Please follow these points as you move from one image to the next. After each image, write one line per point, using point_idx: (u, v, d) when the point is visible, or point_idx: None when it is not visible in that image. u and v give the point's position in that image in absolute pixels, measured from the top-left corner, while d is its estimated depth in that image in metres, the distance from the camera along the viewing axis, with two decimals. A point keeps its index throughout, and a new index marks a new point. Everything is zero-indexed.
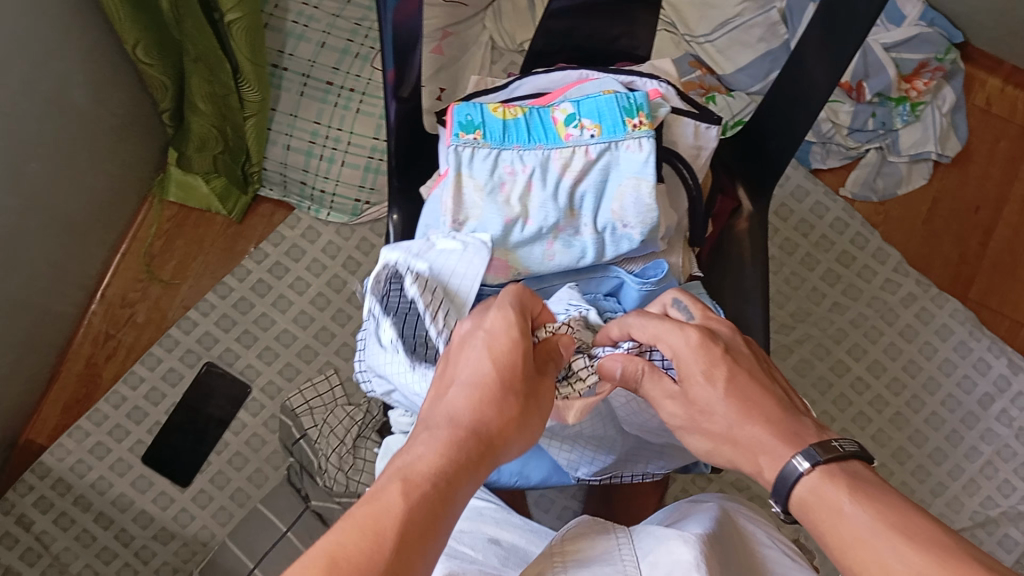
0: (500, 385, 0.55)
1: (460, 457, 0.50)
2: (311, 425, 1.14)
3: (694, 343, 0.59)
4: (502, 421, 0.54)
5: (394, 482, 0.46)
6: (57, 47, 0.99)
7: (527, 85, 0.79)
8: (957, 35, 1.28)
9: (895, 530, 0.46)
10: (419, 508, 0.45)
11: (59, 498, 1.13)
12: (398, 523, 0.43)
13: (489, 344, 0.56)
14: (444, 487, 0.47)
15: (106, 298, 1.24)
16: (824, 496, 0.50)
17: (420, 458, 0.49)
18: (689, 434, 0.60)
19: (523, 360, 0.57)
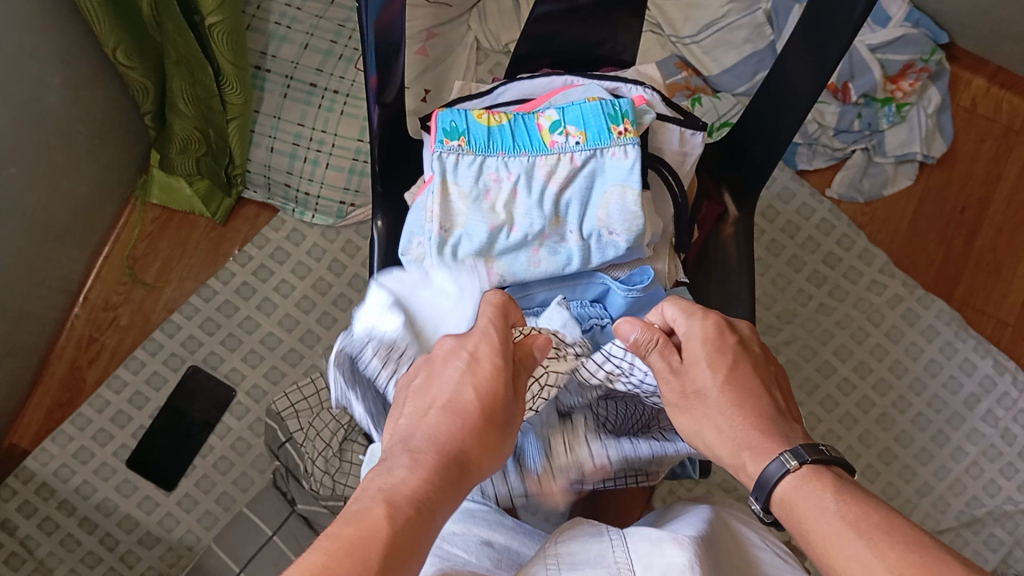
0: (480, 412, 0.53)
1: (441, 485, 0.49)
2: (297, 429, 1.11)
3: (710, 327, 0.60)
4: (478, 448, 0.53)
5: (377, 504, 0.46)
6: (34, 49, 0.98)
7: (511, 91, 0.78)
8: (941, 36, 1.27)
9: (878, 529, 0.45)
10: (400, 535, 0.45)
11: (42, 502, 1.12)
12: (383, 550, 0.43)
13: (471, 369, 0.55)
14: (424, 514, 0.47)
15: (89, 300, 1.23)
16: (807, 494, 0.50)
17: (401, 482, 0.48)
18: (677, 412, 0.58)
19: (505, 386, 0.55)
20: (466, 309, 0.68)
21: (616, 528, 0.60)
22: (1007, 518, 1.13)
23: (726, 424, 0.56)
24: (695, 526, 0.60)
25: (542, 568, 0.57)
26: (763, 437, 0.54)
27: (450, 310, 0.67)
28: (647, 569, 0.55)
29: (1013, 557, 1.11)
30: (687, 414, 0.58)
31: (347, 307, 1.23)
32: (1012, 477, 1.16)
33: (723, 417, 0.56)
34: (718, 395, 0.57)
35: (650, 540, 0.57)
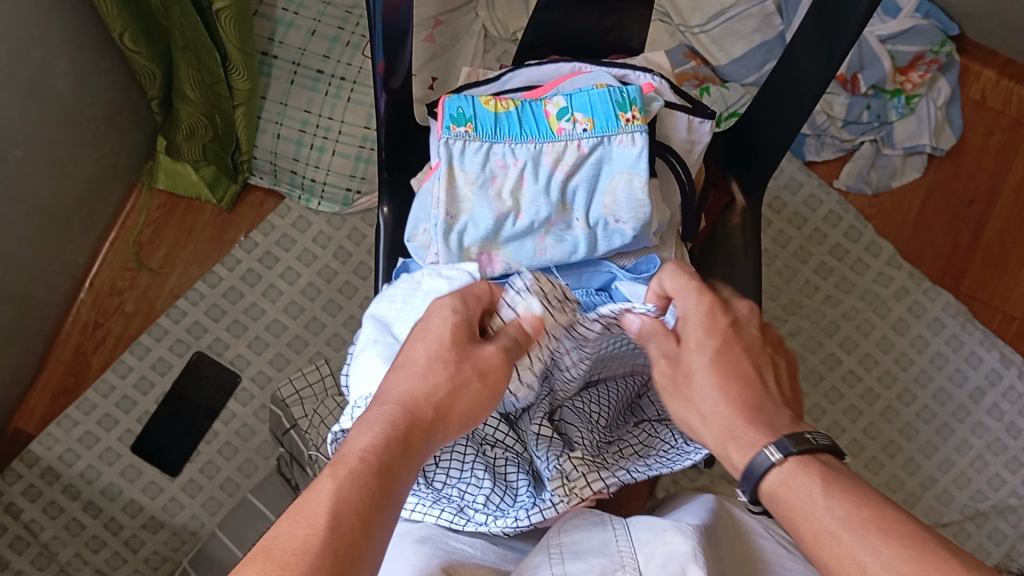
0: (425, 364, 0.54)
1: (389, 429, 0.50)
2: (302, 416, 1.07)
3: (703, 304, 0.59)
4: (430, 388, 0.53)
5: (326, 467, 0.47)
6: (41, 33, 0.98)
7: (519, 77, 0.78)
8: (952, 27, 1.27)
9: (869, 524, 0.45)
10: (347, 485, 0.46)
11: (47, 486, 1.12)
12: (327, 504, 0.44)
13: (420, 330, 0.57)
14: (376, 462, 0.48)
15: (95, 286, 1.23)
16: (796, 488, 0.49)
17: (353, 443, 0.49)
18: (669, 397, 0.58)
19: (453, 331, 0.56)
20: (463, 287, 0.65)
21: (619, 516, 0.60)
22: (1011, 512, 1.13)
23: (710, 409, 0.56)
24: (698, 515, 0.60)
25: (545, 559, 0.57)
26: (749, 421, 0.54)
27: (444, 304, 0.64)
28: (650, 558, 0.56)
29: (1017, 551, 1.11)
30: (676, 395, 0.58)
31: (352, 295, 1.23)
32: (1016, 471, 1.15)
33: (699, 396, 0.56)
34: (709, 380, 0.56)
35: (653, 529, 0.57)
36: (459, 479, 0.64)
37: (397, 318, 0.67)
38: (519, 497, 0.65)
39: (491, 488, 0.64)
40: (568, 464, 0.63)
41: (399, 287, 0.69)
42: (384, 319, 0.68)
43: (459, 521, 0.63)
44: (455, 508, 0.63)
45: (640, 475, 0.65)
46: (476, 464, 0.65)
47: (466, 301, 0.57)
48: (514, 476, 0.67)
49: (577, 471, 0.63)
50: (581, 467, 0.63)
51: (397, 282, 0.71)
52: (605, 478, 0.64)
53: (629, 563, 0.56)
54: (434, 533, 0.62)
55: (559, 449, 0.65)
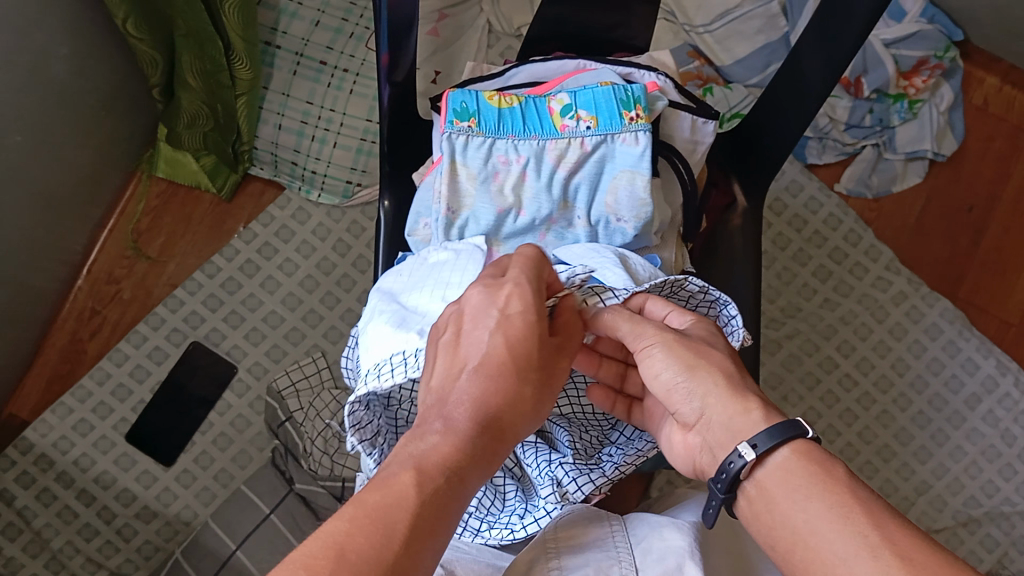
0: (514, 371, 0.54)
1: (467, 445, 0.51)
2: (297, 408, 1.11)
3: (705, 326, 0.60)
4: (512, 410, 0.54)
5: (405, 472, 0.48)
6: (40, 20, 0.98)
7: (524, 73, 0.78)
8: (956, 33, 1.27)
9: (882, 516, 0.47)
10: (430, 504, 0.47)
11: (41, 473, 1.12)
12: (407, 521, 0.46)
13: (506, 327, 0.54)
14: (451, 478, 0.49)
15: (92, 273, 1.22)
16: (814, 465, 0.51)
17: (430, 450, 0.50)
18: (656, 354, 0.57)
19: (540, 345, 0.55)
20: (470, 271, 0.65)
21: (614, 513, 0.63)
22: (1003, 519, 1.13)
23: (712, 391, 0.56)
24: (696, 514, 0.64)
25: (541, 554, 0.60)
26: (759, 409, 0.54)
27: (455, 273, 0.65)
28: (647, 553, 0.60)
29: (1008, 558, 1.11)
30: (688, 358, 0.57)
31: (350, 288, 1.23)
32: (1010, 478, 1.15)
33: (722, 376, 0.56)
34: (732, 366, 0.57)
35: (651, 525, 0.61)
36: None
37: (403, 288, 0.67)
38: (509, 502, 0.65)
39: (481, 493, 0.64)
40: (560, 471, 0.62)
41: (405, 265, 0.70)
42: (390, 290, 0.68)
43: (453, 526, 0.64)
44: None
45: (627, 467, 0.65)
46: None
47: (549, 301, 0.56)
48: (502, 479, 0.66)
49: (568, 476, 0.61)
50: (571, 472, 0.62)
51: (400, 265, 0.71)
52: (597, 479, 0.62)
53: (625, 559, 0.60)
54: None
55: (548, 456, 0.64)
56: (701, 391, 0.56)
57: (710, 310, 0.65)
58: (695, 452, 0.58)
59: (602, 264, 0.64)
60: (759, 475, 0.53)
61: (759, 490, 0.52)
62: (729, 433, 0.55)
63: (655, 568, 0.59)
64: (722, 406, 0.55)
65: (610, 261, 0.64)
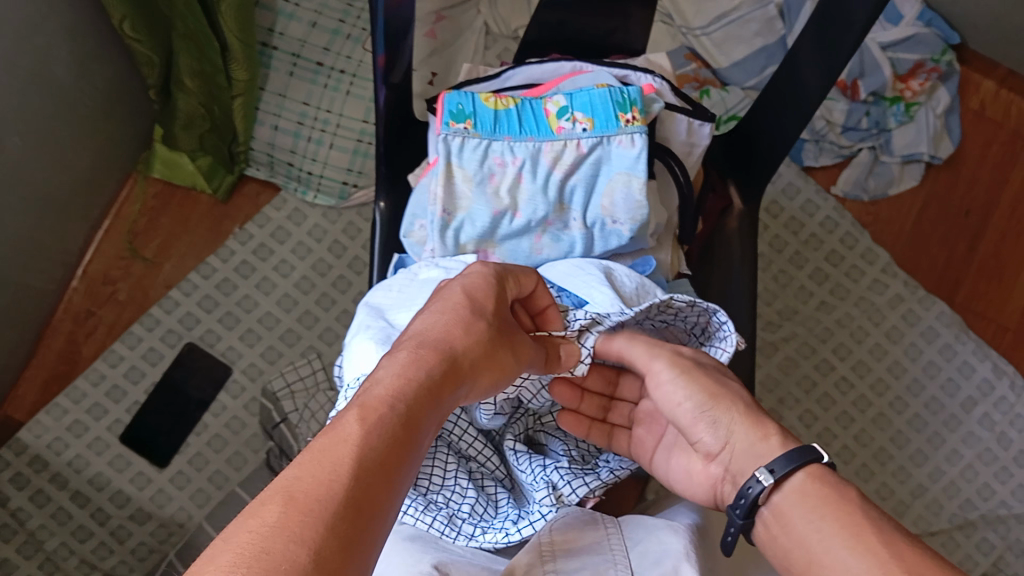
0: (467, 317, 0.55)
1: (417, 379, 0.49)
2: (292, 410, 1.11)
3: (710, 358, 0.64)
4: (465, 347, 0.53)
5: (351, 410, 0.45)
6: (38, 20, 0.97)
7: (520, 74, 0.77)
8: (953, 36, 1.27)
9: (893, 536, 0.48)
10: (378, 433, 0.44)
11: (35, 475, 1.11)
12: (354, 451, 0.42)
13: (463, 286, 0.57)
14: (403, 411, 0.46)
15: (88, 274, 1.22)
16: (830, 487, 0.51)
17: (377, 386, 0.48)
18: (674, 382, 0.61)
19: (496, 303, 0.57)
20: None
21: (608, 516, 0.63)
22: (999, 522, 1.13)
23: (729, 420, 0.59)
24: (690, 515, 0.64)
25: (538, 557, 0.59)
26: (776, 435, 0.58)
27: None
28: (643, 556, 0.60)
29: (1004, 561, 1.11)
30: (700, 387, 0.60)
31: (346, 289, 1.23)
32: (1006, 482, 1.15)
33: (741, 406, 0.60)
34: (748, 398, 0.61)
35: (648, 528, 0.61)
36: (443, 486, 0.64)
37: (391, 305, 0.67)
38: (501, 509, 0.66)
39: (473, 499, 0.65)
40: (555, 475, 0.65)
41: (394, 280, 0.69)
42: (378, 306, 0.67)
43: (449, 531, 0.63)
44: (445, 517, 0.63)
45: (622, 472, 0.67)
46: (458, 475, 0.65)
47: (506, 278, 0.59)
48: (494, 490, 0.68)
49: (563, 479, 0.64)
50: (566, 475, 0.65)
51: (391, 278, 0.70)
52: (591, 483, 0.64)
53: (622, 562, 0.59)
54: (424, 536, 0.63)
55: (543, 462, 0.66)
56: (724, 421, 0.60)
57: (701, 318, 0.65)
58: (717, 483, 0.61)
59: (587, 282, 0.65)
60: (776, 501, 0.53)
61: (775, 514, 0.53)
62: (754, 461, 0.57)
63: (653, 570, 0.58)
64: (744, 432, 0.59)
65: (596, 279, 0.65)
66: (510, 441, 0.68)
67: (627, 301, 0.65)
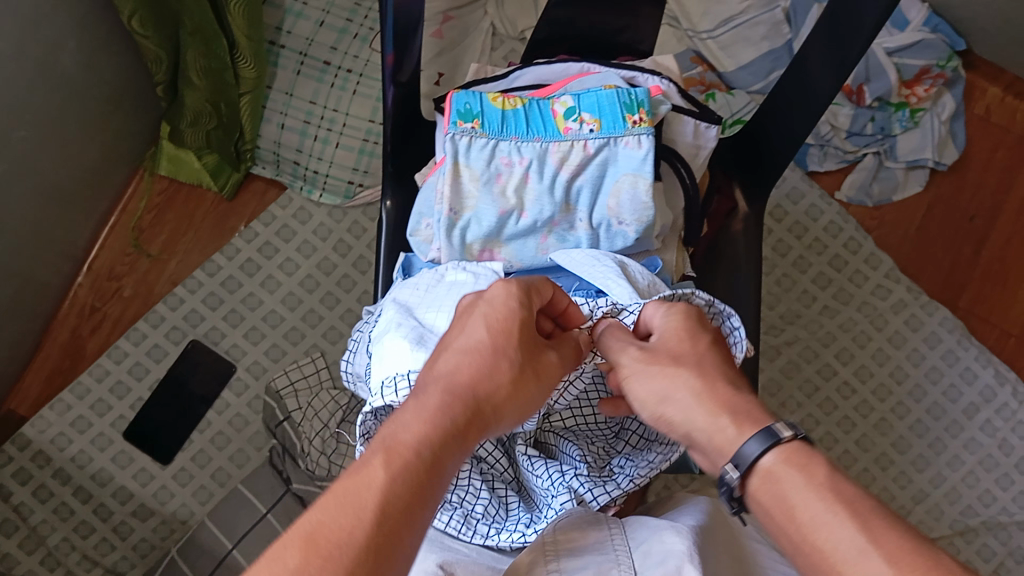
0: (492, 352, 0.54)
1: (443, 424, 0.50)
2: (295, 408, 1.11)
3: (676, 328, 0.58)
4: (491, 386, 0.53)
5: (377, 453, 0.47)
6: (47, 17, 0.98)
7: (528, 75, 0.78)
8: (959, 42, 1.27)
9: (867, 517, 0.44)
10: (402, 481, 0.46)
11: (38, 470, 1.12)
12: (376, 499, 0.44)
13: (488, 313, 0.56)
14: (428, 458, 0.48)
15: (93, 269, 1.23)
16: (799, 468, 0.48)
17: (404, 427, 0.49)
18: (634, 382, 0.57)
19: (521, 331, 0.56)
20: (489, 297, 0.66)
21: (614, 517, 0.64)
22: (1000, 528, 1.13)
23: (687, 411, 0.54)
24: (696, 517, 0.64)
25: (541, 557, 0.60)
26: (732, 425, 0.52)
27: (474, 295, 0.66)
28: (645, 556, 0.60)
29: (1005, 568, 1.11)
30: (653, 381, 0.56)
31: (350, 288, 1.23)
32: (1007, 488, 1.15)
33: (698, 378, 0.55)
34: (700, 377, 0.55)
35: (650, 529, 0.61)
36: (458, 486, 0.65)
37: (419, 303, 0.67)
38: (513, 512, 0.67)
39: (488, 500, 0.65)
40: (576, 481, 0.65)
41: (423, 279, 0.69)
42: (405, 304, 0.67)
43: (464, 530, 0.64)
44: (460, 516, 0.65)
45: (641, 480, 0.67)
46: (472, 476, 0.66)
47: (532, 300, 0.57)
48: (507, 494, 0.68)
49: (585, 486, 0.64)
50: (586, 483, 0.65)
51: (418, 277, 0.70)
52: (612, 491, 0.66)
53: (624, 562, 0.60)
54: (432, 534, 0.64)
55: (560, 467, 0.66)
56: (683, 418, 0.54)
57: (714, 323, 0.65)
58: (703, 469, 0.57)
59: (603, 274, 0.66)
60: (751, 489, 0.50)
61: (753, 502, 0.50)
62: (716, 451, 0.52)
63: (657, 569, 0.59)
64: (701, 425, 0.53)
65: (611, 270, 0.66)
66: (522, 446, 0.68)
67: (641, 294, 0.66)
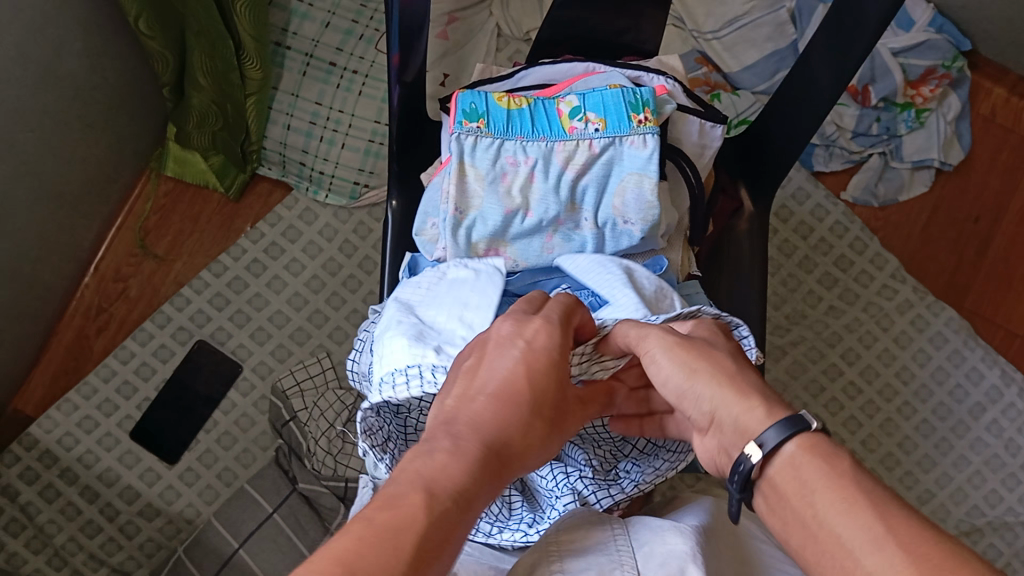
0: (528, 403, 0.52)
1: (478, 470, 0.47)
2: (301, 408, 1.11)
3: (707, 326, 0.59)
4: (519, 438, 0.51)
5: (416, 491, 0.44)
6: (54, 18, 0.98)
7: (533, 75, 0.78)
8: (964, 43, 1.27)
9: (886, 509, 0.44)
10: (441, 523, 0.43)
11: (45, 470, 1.12)
12: (416, 538, 0.42)
13: (528, 357, 0.53)
14: (461, 502, 0.45)
15: (99, 270, 1.23)
16: (818, 458, 0.47)
17: (440, 467, 0.46)
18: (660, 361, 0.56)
19: (556, 382, 0.54)
20: (489, 298, 0.66)
21: (616, 519, 0.63)
22: (1007, 529, 1.13)
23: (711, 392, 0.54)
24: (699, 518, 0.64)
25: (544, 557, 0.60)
26: (760, 407, 0.51)
27: (473, 295, 0.66)
28: (648, 558, 0.59)
29: (1012, 568, 1.11)
30: (684, 359, 0.55)
31: (356, 289, 1.23)
32: (1013, 489, 1.15)
33: (729, 364, 0.55)
34: (732, 363, 0.55)
35: (653, 530, 0.61)
36: None
37: (420, 301, 0.67)
38: (517, 511, 0.67)
39: (489, 497, 0.66)
40: (580, 484, 0.65)
41: (425, 277, 0.69)
42: (407, 301, 0.67)
43: None
44: None
45: (646, 485, 0.68)
46: None
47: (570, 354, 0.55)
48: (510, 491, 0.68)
49: (589, 490, 0.66)
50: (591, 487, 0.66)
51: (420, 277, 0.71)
52: (615, 495, 0.67)
53: (627, 562, 0.59)
54: None
55: (565, 468, 0.66)
56: (708, 395, 0.54)
57: None
58: (715, 454, 0.55)
59: (609, 282, 0.67)
60: (768, 475, 0.50)
61: (768, 487, 0.50)
62: (739, 433, 0.52)
63: (658, 571, 0.58)
64: (727, 405, 0.53)
65: (617, 279, 0.67)
66: None
67: (648, 301, 0.66)
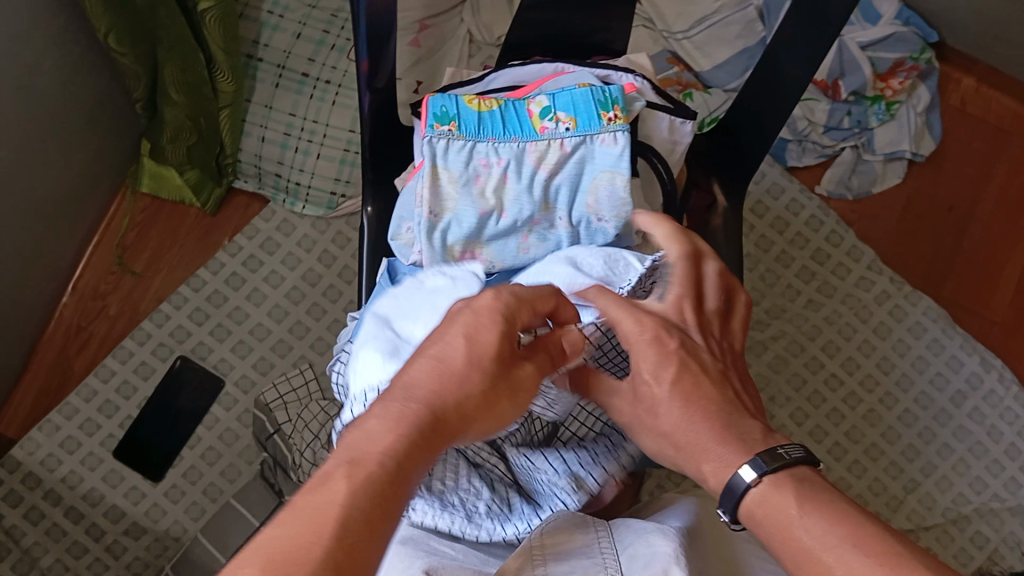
0: (470, 364, 0.48)
1: (409, 436, 0.45)
2: (285, 421, 1.07)
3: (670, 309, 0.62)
4: (462, 396, 0.48)
5: (341, 465, 0.43)
6: (25, 36, 0.98)
7: (504, 76, 0.78)
8: (932, 35, 1.29)
9: (863, 531, 0.45)
10: (364, 495, 0.42)
11: (28, 492, 1.11)
12: (338, 512, 0.41)
13: (471, 320, 0.49)
14: (393, 469, 0.43)
15: (78, 289, 1.22)
16: (794, 489, 0.48)
17: (372, 438, 0.45)
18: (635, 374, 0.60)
19: (503, 343, 0.50)
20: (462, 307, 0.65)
21: (600, 521, 0.64)
22: (993, 515, 1.14)
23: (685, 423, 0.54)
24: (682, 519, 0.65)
25: (528, 562, 0.59)
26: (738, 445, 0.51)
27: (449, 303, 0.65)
28: (632, 559, 0.60)
29: (999, 554, 1.11)
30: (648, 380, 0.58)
31: (336, 299, 1.23)
32: (997, 474, 1.16)
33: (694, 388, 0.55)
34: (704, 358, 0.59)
35: (637, 532, 0.62)
36: (458, 488, 0.65)
37: (397, 314, 0.66)
38: (515, 507, 0.67)
39: (489, 498, 0.66)
40: (577, 466, 0.68)
41: (402, 288, 0.68)
42: (385, 316, 0.67)
43: (469, 530, 0.64)
44: (463, 517, 0.64)
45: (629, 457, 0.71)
46: (469, 476, 0.66)
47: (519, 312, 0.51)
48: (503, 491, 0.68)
49: (585, 467, 0.68)
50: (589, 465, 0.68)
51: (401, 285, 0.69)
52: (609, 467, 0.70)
53: (611, 565, 0.59)
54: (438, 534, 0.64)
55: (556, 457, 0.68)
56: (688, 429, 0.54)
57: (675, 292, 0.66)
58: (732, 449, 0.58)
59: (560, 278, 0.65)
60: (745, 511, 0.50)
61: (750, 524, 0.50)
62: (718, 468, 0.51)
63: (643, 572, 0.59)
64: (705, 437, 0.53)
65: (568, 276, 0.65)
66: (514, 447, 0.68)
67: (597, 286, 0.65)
